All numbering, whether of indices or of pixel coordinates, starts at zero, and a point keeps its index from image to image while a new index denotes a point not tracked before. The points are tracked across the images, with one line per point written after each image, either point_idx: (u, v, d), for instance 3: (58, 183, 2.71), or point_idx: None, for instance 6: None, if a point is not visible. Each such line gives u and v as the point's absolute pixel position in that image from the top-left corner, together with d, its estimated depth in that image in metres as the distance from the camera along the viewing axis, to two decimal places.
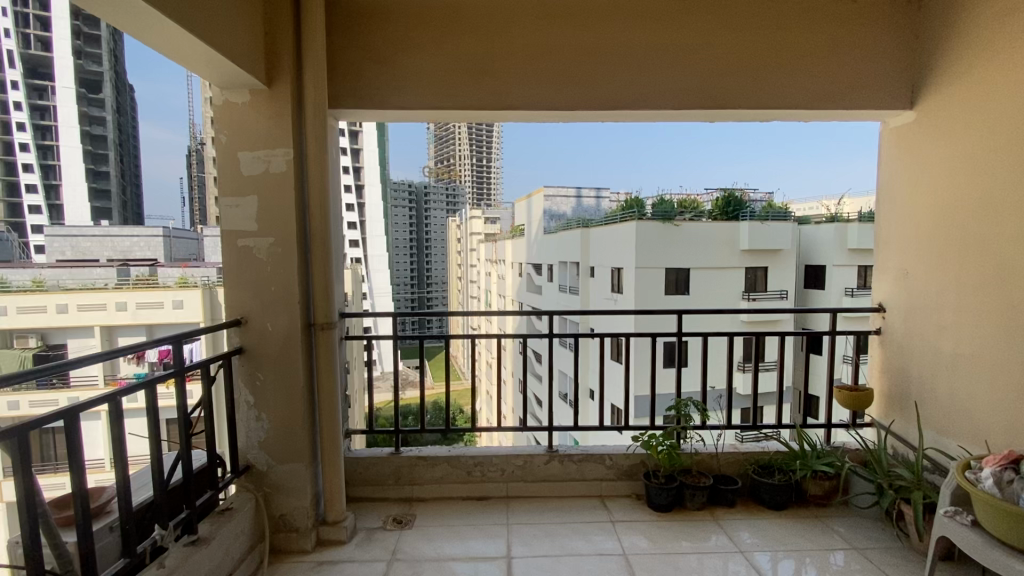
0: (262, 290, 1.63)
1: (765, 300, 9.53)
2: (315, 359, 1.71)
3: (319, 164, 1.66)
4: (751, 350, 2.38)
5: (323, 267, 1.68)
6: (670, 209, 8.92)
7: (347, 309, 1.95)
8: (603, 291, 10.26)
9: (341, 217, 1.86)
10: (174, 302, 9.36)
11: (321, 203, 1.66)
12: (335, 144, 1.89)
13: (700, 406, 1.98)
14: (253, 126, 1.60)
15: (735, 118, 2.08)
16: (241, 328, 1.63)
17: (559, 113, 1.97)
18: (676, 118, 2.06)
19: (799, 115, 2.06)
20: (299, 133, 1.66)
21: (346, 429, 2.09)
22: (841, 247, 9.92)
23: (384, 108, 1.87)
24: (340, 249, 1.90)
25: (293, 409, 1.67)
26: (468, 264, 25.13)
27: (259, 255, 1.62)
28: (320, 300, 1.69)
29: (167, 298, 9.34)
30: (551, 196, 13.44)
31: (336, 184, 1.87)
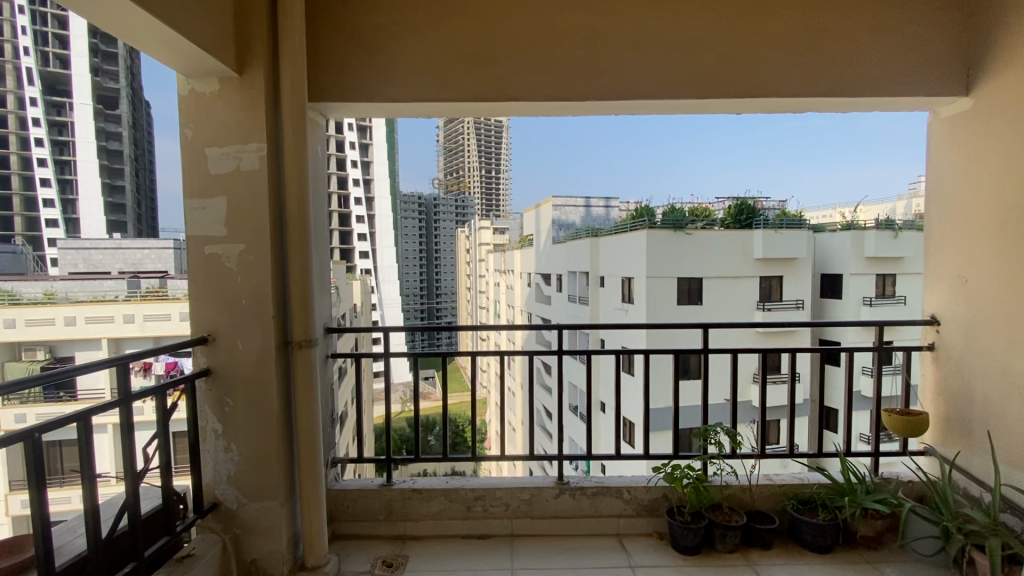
0: (231, 303, 1.44)
1: (780, 310, 9.20)
2: (294, 383, 1.51)
3: (296, 164, 1.46)
4: (788, 360, 2.10)
5: (301, 276, 1.47)
6: (681, 217, 8.72)
7: (330, 324, 1.74)
8: (612, 301, 10.00)
9: (323, 220, 1.66)
10: (181, 314, 9.33)
11: (298, 207, 1.47)
12: (317, 142, 1.69)
13: (731, 432, 1.74)
14: (223, 119, 1.41)
15: (761, 110, 1.88)
16: (207, 346, 1.44)
17: (566, 105, 1.77)
18: (695, 109, 1.86)
19: (836, 105, 1.85)
20: (276, 129, 1.47)
21: (333, 457, 1.88)
22: (857, 254, 9.59)
23: (375, 103, 1.69)
24: (325, 259, 1.70)
25: (267, 438, 1.46)
26: (477, 275, 24.97)
27: (229, 264, 1.43)
28: (299, 317, 1.48)
29: (175, 311, 9.30)
30: (559, 206, 13.23)
31: (320, 188, 1.68)
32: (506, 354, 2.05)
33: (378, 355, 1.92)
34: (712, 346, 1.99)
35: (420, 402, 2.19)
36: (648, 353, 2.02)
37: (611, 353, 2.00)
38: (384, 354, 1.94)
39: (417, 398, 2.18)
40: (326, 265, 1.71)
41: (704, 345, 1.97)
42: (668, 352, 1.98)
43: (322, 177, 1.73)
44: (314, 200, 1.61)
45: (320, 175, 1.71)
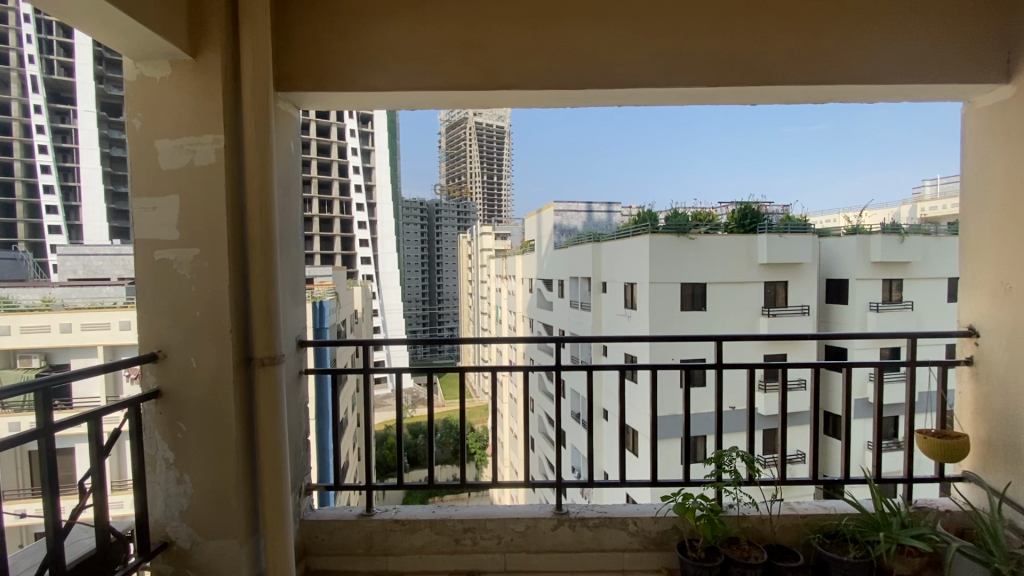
0: (183, 315, 1.27)
1: (786, 316, 8.99)
2: (256, 408, 1.33)
3: (260, 160, 1.30)
4: (813, 373, 1.87)
5: (264, 284, 1.31)
6: (684, 221, 8.53)
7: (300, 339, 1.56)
8: (614, 307, 9.81)
9: (290, 221, 1.49)
10: None
11: (260, 206, 1.30)
12: (286, 135, 1.53)
13: (748, 457, 1.56)
14: (175, 107, 1.25)
15: (778, 99, 1.72)
16: (157, 364, 1.27)
17: (567, 95, 1.62)
18: (706, 98, 1.70)
19: (860, 95, 1.69)
20: (237, 119, 1.31)
21: (308, 484, 1.69)
22: (863, 259, 9.43)
23: (352, 93, 1.53)
24: (294, 265, 1.54)
25: (224, 466, 1.29)
26: (479, 281, 24.81)
27: (181, 271, 1.26)
28: (262, 332, 1.31)
29: None
30: (560, 211, 13.05)
31: (289, 187, 1.52)
32: (500, 369, 1.86)
33: (362, 373, 1.73)
34: (725, 361, 1.80)
35: (404, 420, 1.97)
36: (656, 368, 1.83)
37: (615, 368, 1.81)
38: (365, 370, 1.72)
39: (400, 418, 1.96)
40: (294, 271, 1.55)
41: (717, 360, 1.78)
42: (678, 368, 1.79)
43: (293, 176, 1.57)
44: (280, 200, 1.44)
45: (290, 174, 1.55)
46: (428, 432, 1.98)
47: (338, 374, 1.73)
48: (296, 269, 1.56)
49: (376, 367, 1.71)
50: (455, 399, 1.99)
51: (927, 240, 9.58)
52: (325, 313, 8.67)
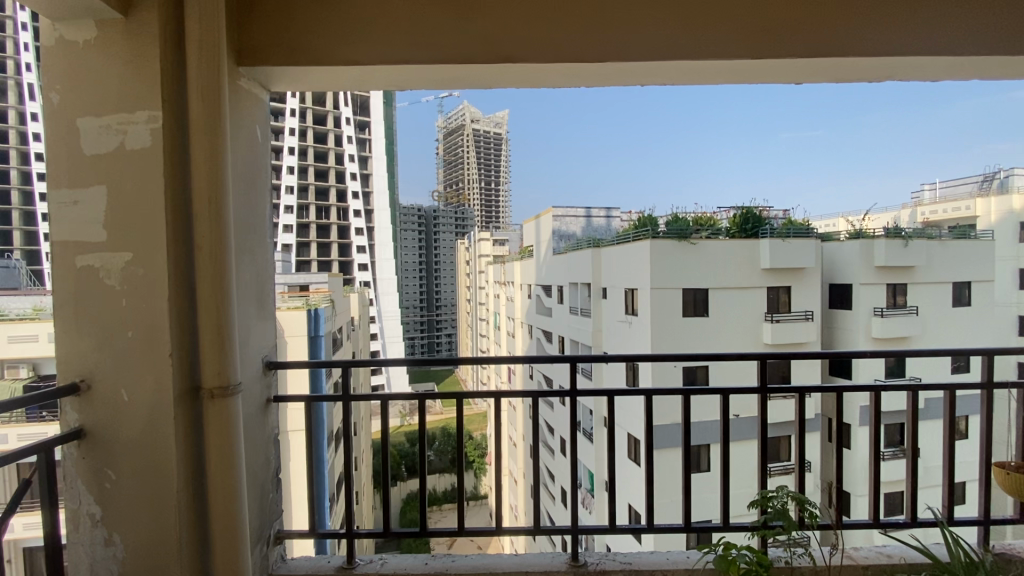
0: (112, 335, 1.02)
1: (788, 321, 8.62)
2: (206, 451, 1.08)
3: (212, 144, 1.05)
4: (871, 397, 1.60)
5: (213, 298, 1.05)
6: (686, 226, 8.29)
7: (262, 361, 1.30)
8: (615, 314, 9.51)
9: (249, 221, 1.23)
10: None
11: (208, 202, 1.05)
12: (247, 119, 1.29)
13: (803, 500, 1.31)
14: (101, 77, 1.01)
15: (824, 77, 1.49)
16: (81, 397, 1.03)
17: (582, 71, 1.37)
18: (741, 76, 1.47)
19: (919, 70, 1.46)
20: (180, 96, 1.06)
21: (279, 531, 1.43)
22: (868, 264, 9.19)
23: (335, 68, 1.30)
24: (256, 274, 1.30)
25: (162, 522, 1.04)
26: (478, 288, 24.58)
27: (110, 282, 1.01)
28: (212, 359, 1.06)
29: None
30: (560, 216, 12.74)
31: (249, 181, 1.27)
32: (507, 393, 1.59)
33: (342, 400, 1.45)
34: (769, 385, 1.53)
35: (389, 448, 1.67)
36: (689, 393, 1.55)
37: (641, 393, 1.54)
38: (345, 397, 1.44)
39: (386, 444, 1.66)
40: (257, 279, 1.30)
41: (760, 385, 1.52)
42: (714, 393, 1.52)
43: (255, 168, 1.33)
44: (236, 193, 1.19)
45: (252, 165, 1.30)
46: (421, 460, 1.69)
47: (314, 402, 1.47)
48: (258, 275, 1.32)
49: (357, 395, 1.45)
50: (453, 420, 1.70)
51: (930, 245, 9.43)
52: (320, 320, 8.40)
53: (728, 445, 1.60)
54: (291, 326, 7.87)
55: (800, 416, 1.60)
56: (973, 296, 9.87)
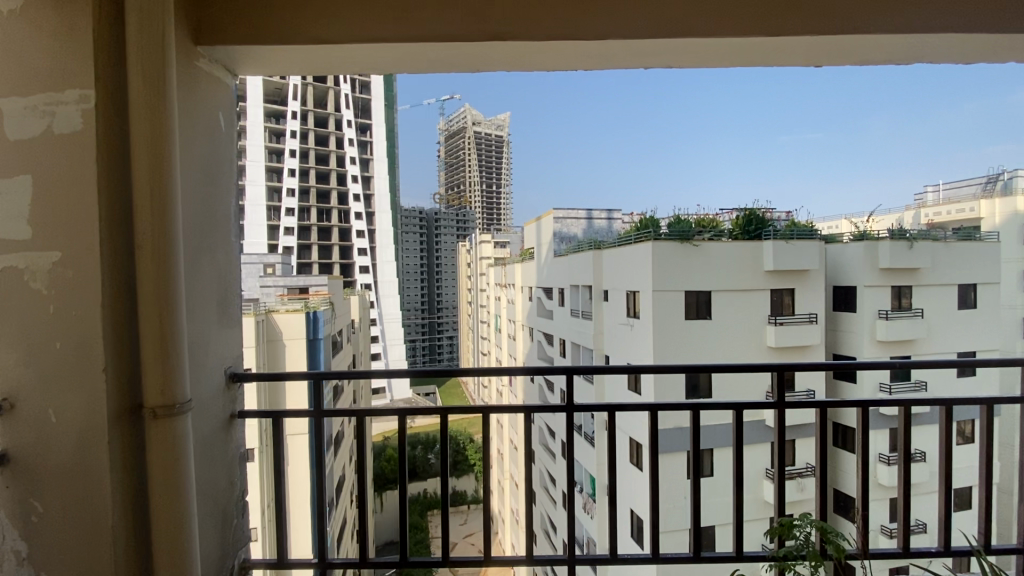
0: (39, 347, 0.89)
1: (793, 324, 8.47)
2: (149, 479, 0.95)
3: (155, 130, 0.93)
4: (902, 413, 1.47)
5: (157, 302, 0.93)
6: (688, 227, 8.14)
7: (220, 372, 1.18)
8: (616, 317, 9.35)
9: (202, 216, 1.10)
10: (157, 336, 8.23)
11: (151, 196, 0.92)
12: (205, 104, 1.16)
13: (830, 533, 1.19)
14: (24, 48, 0.88)
15: (849, 58, 1.36)
16: (5, 418, 0.90)
17: (581, 51, 1.25)
18: (754, 57, 1.34)
19: (951, 50, 1.33)
20: (119, 75, 0.93)
21: (241, 562, 1.29)
22: (872, 266, 9.04)
23: (307, 48, 1.17)
24: (215, 277, 1.17)
25: (97, 561, 0.90)
26: (478, 290, 24.43)
27: (36, 287, 0.88)
28: (155, 375, 0.93)
29: None
30: (560, 218, 12.53)
31: (207, 176, 1.15)
32: (499, 410, 1.44)
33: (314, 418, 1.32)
34: (787, 400, 1.40)
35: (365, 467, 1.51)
36: (698, 408, 1.41)
37: (644, 408, 1.40)
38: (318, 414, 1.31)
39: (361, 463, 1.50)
40: (216, 284, 1.17)
41: (776, 401, 1.38)
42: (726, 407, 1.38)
43: (217, 161, 1.20)
44: (189, 188, 1.06)
45: (212, 158, 1.18)
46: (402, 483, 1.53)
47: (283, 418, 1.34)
48: (218, 280, 1.19)
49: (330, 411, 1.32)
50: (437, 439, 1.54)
51: (935, 247, 9.29)
52: (319, 323, 8.29)
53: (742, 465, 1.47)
54: (290, 329, 7.76)
55: (822, 432, 1.46)
56: (979, 298, 9.68)
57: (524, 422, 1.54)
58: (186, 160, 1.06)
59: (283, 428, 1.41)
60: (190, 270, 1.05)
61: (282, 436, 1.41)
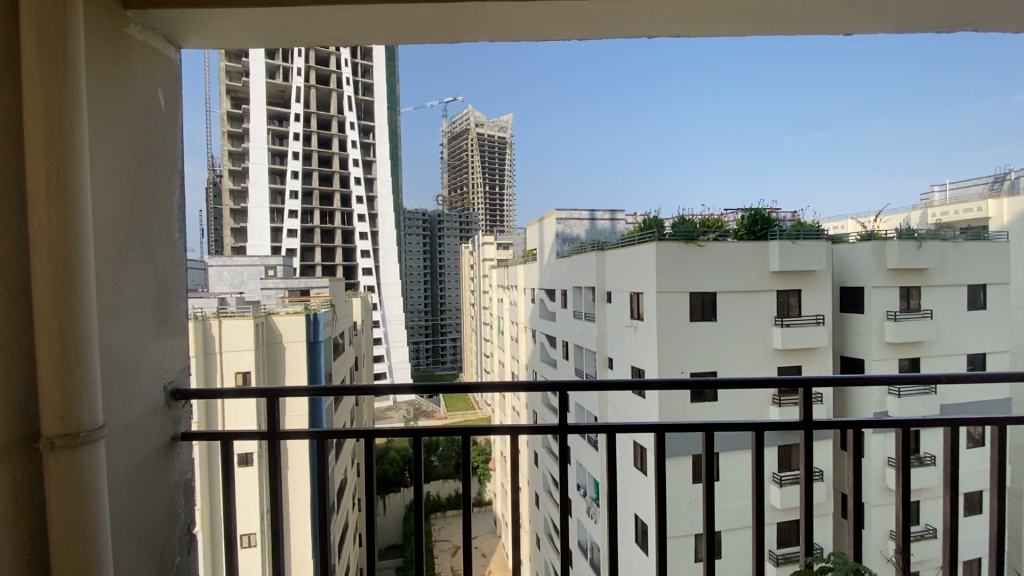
0: None
1: (800, 325, 8.22)
2: (49, 521, 0.79)
3: (51, 98, 0.76)
4: (948, 432, 1.31)
5: (55, 308, 0.76)
6: (692, 228, 7.96)
7: (152, 387, 1.02)
8: (620, 319, 9.15)
9: (127, 206, 0.95)
10: None
11: (49, 178, 0.76)
12: (132, 76, 0.99)
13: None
14: None
15: (884, 25, 1.19)
16: None
17: (575, 14, 1.08)
18: (777, 23, 1.17)
19: (1003, 18, 1.16)
20: (13, 32, 0.78)
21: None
22: (880, 266, 8.84)
23: (254, 11, 1.00)
24: (147, 279, 1.01)
25: None
26: (481, 292, 24.27)
27: None
28: (51, 396, 0.77)
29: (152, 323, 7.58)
30: (563, 219, 12.32)
31: (135, 159, 0.98)
32: (492, 431, 1.27)
33: (268, 441, 1.13)
34: (815, 420, 1.22)
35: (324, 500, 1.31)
36: (711, 429, 1.23)
37: (651, 427, 1.22)
38: (273, 437, 1.12)
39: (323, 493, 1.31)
40: (148, 287, 1.01)
41: (804, 421, 1.21)
42: (746, 427, 1.20)
43: (151, 143, 1.04)
44: (105, 170, 0.90)
45: (144, 139, 1.02)
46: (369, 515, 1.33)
47: (234, 440, 1.17)
48: (153, 281, 1.03)
49: (286, 431, 1.13)
50: (415, 464, 1.34)
51: (944, 247, 9.07)
52: (320, 325, 8.14)
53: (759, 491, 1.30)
54: (290, 332, 7.64)
55: (854, 450, 1.31)
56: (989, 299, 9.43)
57: (515, 444, 1.35)
58: (101, 139, 0.89)
59: (236, 451, 1.23)
60: (104, 270, 0.89)
61: (235, 462, 1.24)
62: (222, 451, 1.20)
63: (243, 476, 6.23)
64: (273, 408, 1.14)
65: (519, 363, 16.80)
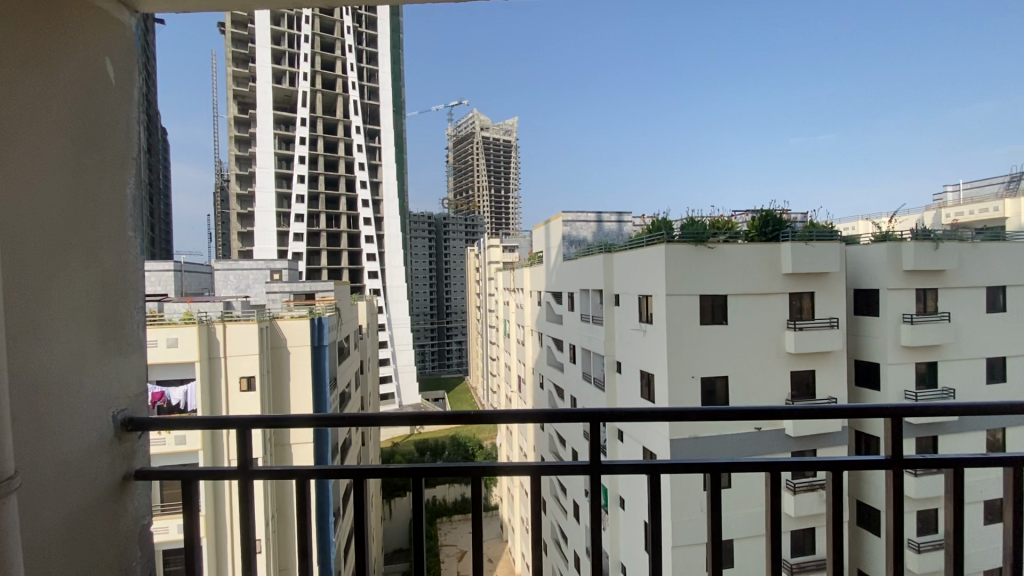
0: None
1: (813, 329, 7.95)
2: None
3: None
4: None
5: None
6: (702, 229, 7.71)
7: (90, 416, 0.84)
8: (629, 321, 8.91)
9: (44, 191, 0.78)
10: (166, 341, 6.06)
11: None
12: (61, 36, 0.84)
13: None
14: None
15: None
16: None
17: None
18: None
19: None
20: None
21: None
22: (895, 268, 8.56)
23: None
24: (84, 285, 0.85)
25: None
26: (486, 294, 24.08)
27: None
28: None
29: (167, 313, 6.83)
30: (570, 222, 12.08)
31: (62, 138, 0.83)
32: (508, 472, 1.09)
33: (241, 478, 0.96)
34: (906, 458, 1.11)
35: (304, 541, 1.13)
36: (778, 468, 1.11)
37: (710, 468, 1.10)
38: (246, 473, 0.96)
39: (305, 533, 1.12)
40: (83, 292, 0.85)
41: (893, 459, 1.10)
42: (826, 467, 1.09)
43: (88, 120, 0.89)
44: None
45: (77, 115, 0.87)
46: (361, 560, 1.14)
47: (199, 480, 0.99)
48: (89, 285, 0.86)
49: (262, 469, 0.97)
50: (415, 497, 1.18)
51: (961, 248, 8.79)
52: (325, 329, 7.94)
53: (839, 542, 1.17)
54: (295, 336, 7.48)
55: (954, 495, 1.16)
56: (1008, 301, 9.12)
57: (533, 479, 1.16)
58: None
59: (199, 490, 1.05)
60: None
61: (197, 502, 1.05)
62: (182, 491, 1.02)
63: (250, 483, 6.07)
64: (247, 440, 0.97)
65: (525, 367, 16.56)
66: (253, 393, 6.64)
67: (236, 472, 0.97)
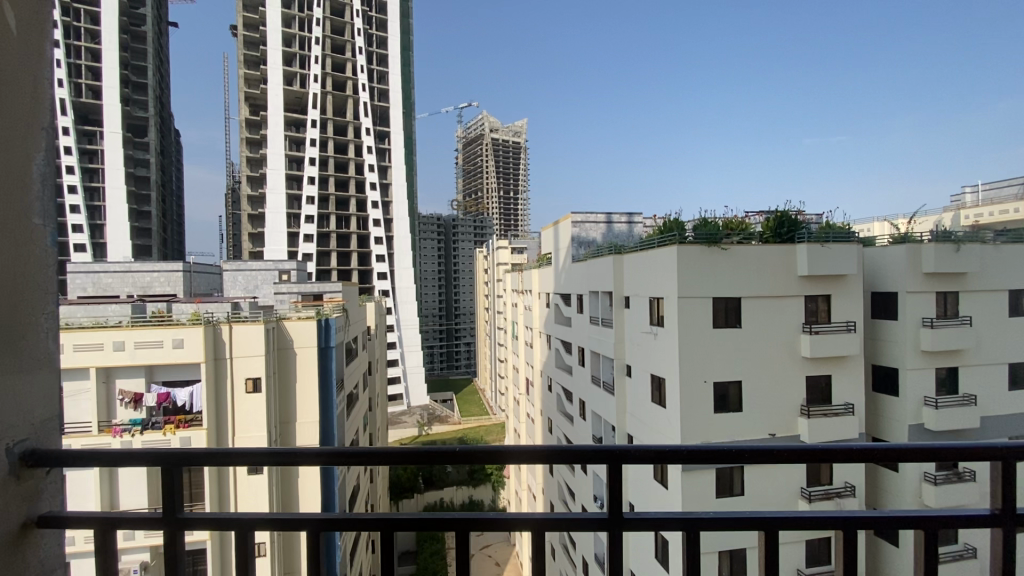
0: None
1: (830, 333, 7.65)
2: None
3: None
4: None
5: None
6: (716, 230, 7.41)
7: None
8: (640, 325, 8.68)
9: None
10: (172, 342, 5.96)
11: None
12: None
13: None
14: None
15: None
16: None
17: None
18: None
19: None
20: None
21: None
22: (915, 270, 8.24)
23: None
24: None
25: None
26: (495, 296, 23.88)
27: None
28: None
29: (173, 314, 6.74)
30: (579, 222, 11.85)
31: None
32: (511, 522, 1.01)
33: (166, 530, 0.97)
34: (1016, 518, 1.03)
35: None
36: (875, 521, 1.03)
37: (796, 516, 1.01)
38: (173, 525, 0.97)
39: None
40: None
41: (1003, 514, 1.02)
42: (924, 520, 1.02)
43: None
44: None
45: None
46: None
47: (119, 529, 0.96)
48: None
49: (198, 519, 0.98)
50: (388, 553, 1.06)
51: (984, 249, 8.46)
52: (332, 331, 7.82)
53: None
54: (301, 337, 7.33)
55: None
56: None
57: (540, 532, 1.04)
58: None
59: (115, 549, 0.98)
60: None
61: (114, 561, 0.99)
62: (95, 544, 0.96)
63: (256, 484, 5.89)
64: (173, 492, 0.98)
65: (534, 369, 16.35)
66: (258, 395, 6.42)
67: (163, 521, 0.97)
